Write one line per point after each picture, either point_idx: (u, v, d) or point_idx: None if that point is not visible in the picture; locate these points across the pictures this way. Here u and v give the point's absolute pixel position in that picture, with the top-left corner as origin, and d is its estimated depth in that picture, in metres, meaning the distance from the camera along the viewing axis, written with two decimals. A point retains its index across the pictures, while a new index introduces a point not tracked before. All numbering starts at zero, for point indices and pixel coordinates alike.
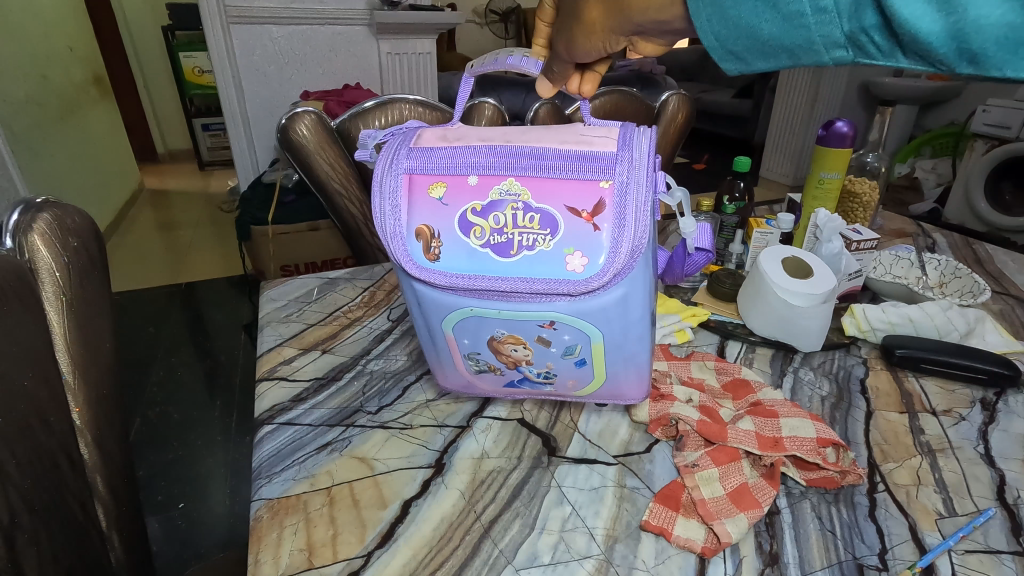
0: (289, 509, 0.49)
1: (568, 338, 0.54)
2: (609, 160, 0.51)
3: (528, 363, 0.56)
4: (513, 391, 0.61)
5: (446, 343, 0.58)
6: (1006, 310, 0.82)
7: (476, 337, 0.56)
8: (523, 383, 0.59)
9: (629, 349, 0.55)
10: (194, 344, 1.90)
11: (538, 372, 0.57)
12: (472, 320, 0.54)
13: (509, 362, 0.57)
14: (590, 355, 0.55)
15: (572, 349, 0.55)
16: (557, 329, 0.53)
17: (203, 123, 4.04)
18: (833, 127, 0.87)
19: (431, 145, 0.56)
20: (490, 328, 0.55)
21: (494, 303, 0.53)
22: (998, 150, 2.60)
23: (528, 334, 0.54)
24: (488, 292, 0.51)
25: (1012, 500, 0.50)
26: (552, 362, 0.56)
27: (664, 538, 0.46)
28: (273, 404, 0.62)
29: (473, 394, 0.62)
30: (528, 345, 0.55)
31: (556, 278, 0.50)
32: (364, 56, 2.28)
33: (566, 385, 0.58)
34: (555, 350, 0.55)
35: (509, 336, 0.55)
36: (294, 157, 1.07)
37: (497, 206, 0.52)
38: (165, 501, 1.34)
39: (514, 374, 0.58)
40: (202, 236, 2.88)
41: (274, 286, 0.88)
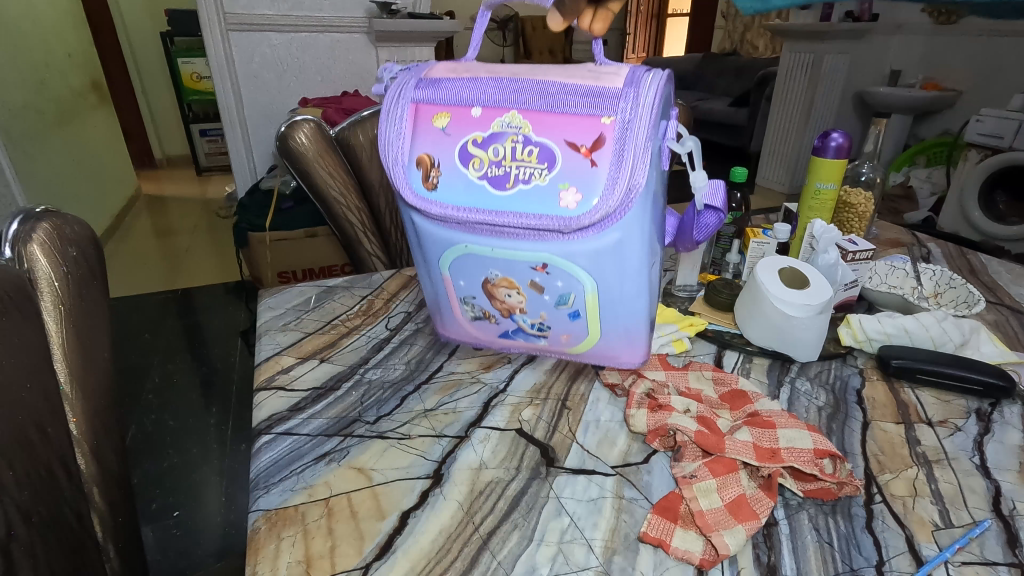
0: (286, 521, 0.49)
1: (561, 285, 0.57)
2: (613, 96, 0.52)
3: (522, 310, 0.62)
4: (510, 341, 0.67)
5: (447, 283, 0.64)
6: (1002, 320, 0.82)
7: (472, 279, 0.61)
8: (517, 333, 0.65)
9: (624, 309, 0.59)
10: (190, 351, 1.90)
11: (531, 322, 0.63)
12: (468, 257, 0.59)
13: (504, 307, 0.62)
14: (583, 307, 0.59)
15: (563, 299, 0.59)
16: (549, 273, 0.57)
17: (201, 128, 4.06)
18: (829, 138, 0.88)
19: (441, 75, 0.58)
20: (486, 270, 0.59)
21: (487, 240, 0.56)
22: (991, 159, 2.62)
23: (521, 277, 0.58)
24: (482, 227, 0.55)
25: (1007, 512, 0.50)
26: (546, 311, 0.61)
27: (662, 550, 0.46)
28: (271, 413, 0.62)
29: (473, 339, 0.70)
30: (520, 289, 0.59)
31: (547, 213, 0.52)
32: (363, 64, 2.30)
33: (560, 339, 0.64)
34: (548, 297, 0.59)
35: (502, 279, 0.59)
36: (293, 166, 1.07)
37: (497, 138, 0.54)
38: (159, 510, 1.33)
39: (508, 322, 0.64)
40: (199, 242, 2.87)
41: (272, 294, 0.88)
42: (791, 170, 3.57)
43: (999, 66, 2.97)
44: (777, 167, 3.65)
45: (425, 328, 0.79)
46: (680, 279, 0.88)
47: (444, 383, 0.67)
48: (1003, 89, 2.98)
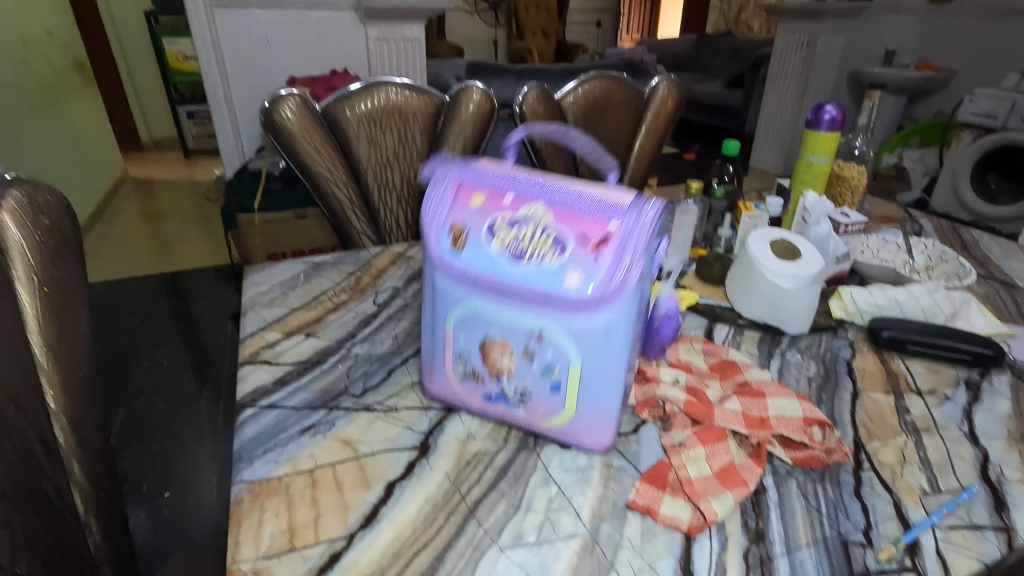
0: (270, 492, 0.48)
1: (550, 356, 0.49)
2: (631, 205, 0.47)
3: (508, 377, 0.52)
4: (488, 409, 0.55)
5: (440, 334, 0.54)
6: (993, 293, 0.82)
7: (468, 336, 0.53)
8: (499, 400, 0.53)
9: (603, 395, 0.49)
10: (180, 335, 1.88)
11: (515, 391, 0.52)
12: (466, 309, 0.51)
13: (493, 369, 0.52)
14: (566, 382, 0.50)
15: (553, 370, 0.49)
16: (541, 343, 0.49)
17: (188, 110, 3.99)
18: (823, 111, 0.86)
19: (487, 162, 0.55)
20: (482, 327, 0.51)
21: (493, 300, 0.49)
22: (985, 138, 2.63)
23: (515, 342, 0.50)
24: (491, 288, 0.49)
25: (995, 478, 0.50)
26: (529, 381, 0.51)
27: (650, 517, 0.46)
28: (255, 386, 0.61)
29: (449, 401, 0.57)
30: (513, 353, 0.50)
31: (553, 289, 0.46)
32: (351, 41, 2.25)
33: (538, 413, 0.52)
34: (534, 368, 0.50)
35: (496, 339, 0.51)
36: (279, 142, 1.05)
37: (522, 214, 0.49)
38: (149, 491, 1.32)
39: (493, 386, 0.53)
40: (188, 226, 2.83)
41: (258, 270, 0.86)
42: (785, 152, 3.56)
43: (994, 45, 2.95)
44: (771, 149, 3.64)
45: (413, 304, 0.78)
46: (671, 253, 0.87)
47: None
48: (998, 69, 2.96)
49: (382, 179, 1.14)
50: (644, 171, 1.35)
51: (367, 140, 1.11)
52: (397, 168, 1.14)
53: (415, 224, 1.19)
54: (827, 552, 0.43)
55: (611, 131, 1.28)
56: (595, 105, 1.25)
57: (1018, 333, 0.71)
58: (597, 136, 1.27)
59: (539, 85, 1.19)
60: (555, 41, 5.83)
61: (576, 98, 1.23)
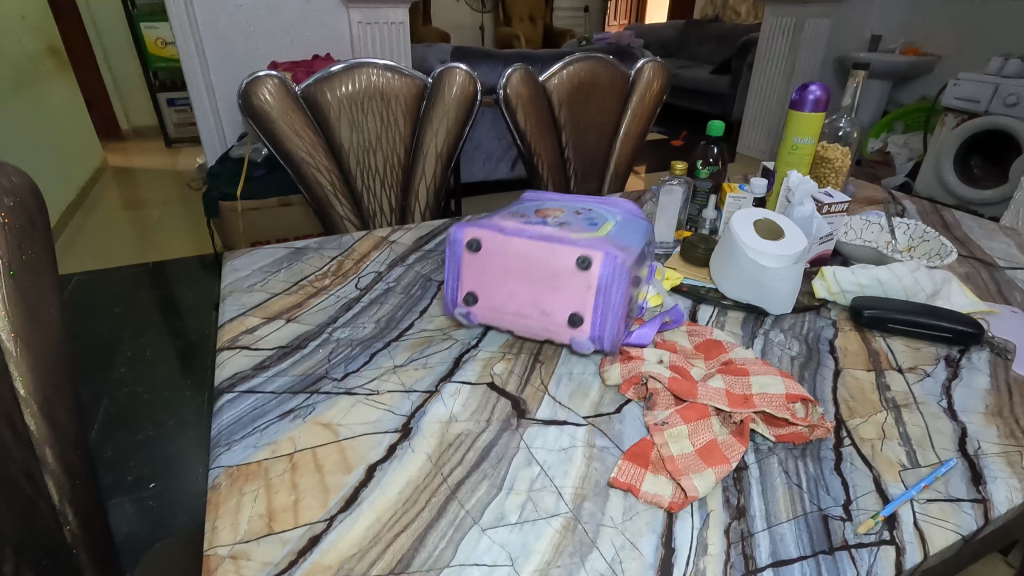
0: (249, 476, 0.47)
1: (596, 213, 0.67)
2: None
3: (555, 218, 0.65)
4: (519, 233, 0.62)
5: (501, 209, 0.70)
6: (973, 272, 0.83)
7: (528, 208, 0.69)
8: (536, 226, 0.63)
9: (631, 234, 0.63)
10: (164, 324, 1.86)
11: (556, 223, 0.64)
12: (534, 201, 0.72)
13: (541, 215, 0.66)
14: (601, 225, 0.64)
15: (592, 217, 0.66)
16: (592, 209, 0.68)
17: (169, 98, 3.91)
18: (807, 91, 0.86)
19: None
20: (545, 204, 0.70)
21: (559, 199, 0.72)
22: (969, 123, 2.67)
23: (569, 208, 0.68)
24: (562, 198, 0.73)
25: (973, 451, 0.51)
26: (572, 221, 0.64)
27: (632, 495, 0.46)
28: (233, 372, 0.60)
29: (480, 230, 0.63)
30: (565, 211, 0.67)
31: (606, 200, 0.73)
32: (334, 25, 2.22)
33: (571, 229, 0.62)
34: (581, 216, 0.66)
35: (555, 205, 0.69)
36: (259, 125, 1.03)
37: None
38: (134, 482, 1.31)
39: (535, 221, 0.64)
40: (171, 215, 2.79)
41: (238, 256, 0.85)
42: (773, 137, 3.57)
43: (978, 29, 2.97)
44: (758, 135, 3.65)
45: (395, 288, 0.77)
46: (657, 236, 0.88)
47: (415, 339, 0.66)
48: (982, 53, 2.98)
49: (365, 163, 1.12)
50: (632, 156, 1.34)
51: (350, 123, 1.10)
52: (380, 151, 1.12)
53: (400, 209, 1.17)
54: (807, 527, 0.43)
55: (597, 115, 1.28)
56: (581, 88, 1.25)
57: (997, 311, 0.72)
58: (583, 120, 1.27)
59: (523, 67, 1.18)
60: (543, 27, 5.80)
61: (561, 80, 1.23)
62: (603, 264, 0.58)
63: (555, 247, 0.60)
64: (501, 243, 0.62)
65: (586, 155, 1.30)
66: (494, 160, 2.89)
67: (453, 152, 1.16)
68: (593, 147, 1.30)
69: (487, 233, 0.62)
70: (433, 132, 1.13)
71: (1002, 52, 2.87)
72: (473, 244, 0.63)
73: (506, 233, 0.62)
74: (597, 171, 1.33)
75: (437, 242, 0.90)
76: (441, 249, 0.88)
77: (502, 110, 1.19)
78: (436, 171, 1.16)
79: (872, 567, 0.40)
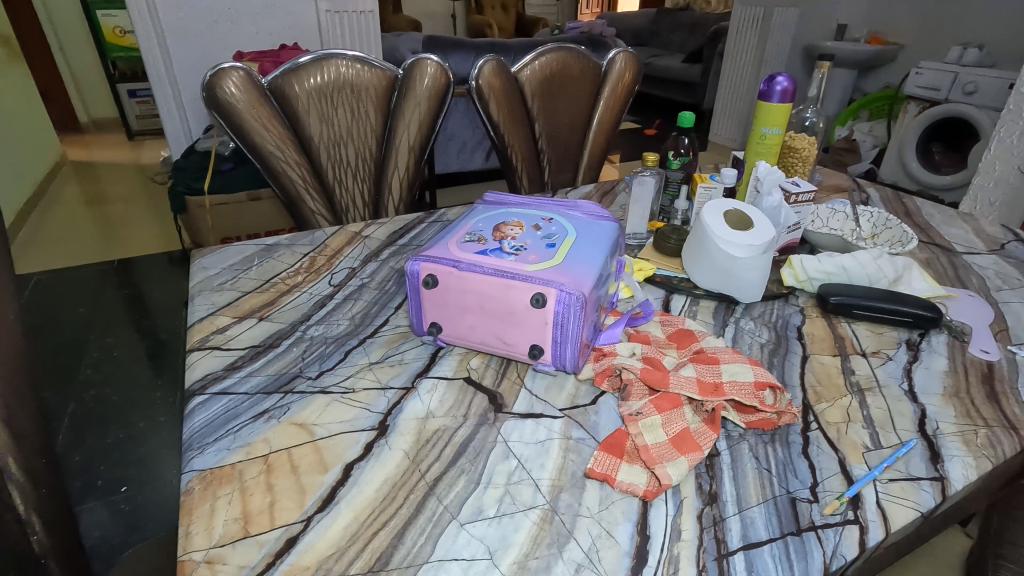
0: (223, 479, 0.46)
1: (556, 228, 0.64)
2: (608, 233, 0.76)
3: (513, 238, 0.62)
4: (477, 260, 0.58)
5: (459, 225, 0.67)
6: (933, 258, 0.86)
7: (488, 223, 0.66)
8: (494, 252, 0.60)
9: (592, 252, 0.61)
10: (132, 323, 1.81)
11: (513, 246, 0.61)
12: (494, 215, 0.69)
13: (499, 235, 0.63)
14: (561, 244, 0.61)
15: (552, 236, 0.63)
16: (551, 223, 0.66)
17: (129, 88, 3.78)
18: (775, 82, 0.87)
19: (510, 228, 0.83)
20: (504, 217, 0.67)
21: (519, 209, 0.70)
22: (930, 110, 2.74)
23: (529, 221, 0.66)
24: (523, 206, 0.71)
25: (931, 432, 0.53)
26: (531, 241, 0.62)
27: (608, 485, 0.46)
28: (204, 373, 0.59)
29: (434, 261, 0.59)
30: (524, 226, 0.65)
31: (567, 207, 0.70)
32: (301, 14, 2.16)
33: (528, 258, 0.58)
34: (540, 233, 0.63)
35: (514, 222, 0.66)
36: (224, 119, 1.00)
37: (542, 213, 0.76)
38: (106, 485, 1.28)
39: (493, 245, 0.61)
40: (135, 211, 2.70)
41: (207, 253, 0.83)
42: (743, 125, 3.62)
43: (937, 19, 3.06)
44: (729, 123, 3.70)
45: (370, 284, 0.76)
46: (630, 227, 0.89)
47: (390, 336, 0.65)
48: (941, 42, 3.07)
49: (336, 157, 1.10)
50: (604, 146, 1.34)
51: (319, 116, 1.08)
52: (351, 144, 1.11)
53: (373, 203, 1.15)
54: (776, 510, 0.45)
55: (570, 106, 1.28)
56: (553, 79, 1.24)
57: (955, 295, 0.75)
58: (556, 111, 1.27)
59: (495, 58, 1.18)
60: (515, 15, 5.76)
61: (533, 71, 1.23)
62: (559, 299, 0.54)
63: (510, 283, 0.55)
64: (457, 279, 0.58)
65: (559, 146, 1.30)
66: (468, 151, 2.87)
67: (425, 144, 1.15)
68: (566, 138, 1.30)
69: (442, 269, 0.58)
70: (405, 125, 1.12)
71: (961, 42, 2.96)
72: (429, 280, 0.59)
73: (461, 268, 0.57)
74: (570, 161, 1.33)
75: (412, 236, 0.90)
76: (415, 244, 0.87)
77: (474, 101, 1.18)
78: (409, 164, 1.15)
79: (838, 546, 0.42)
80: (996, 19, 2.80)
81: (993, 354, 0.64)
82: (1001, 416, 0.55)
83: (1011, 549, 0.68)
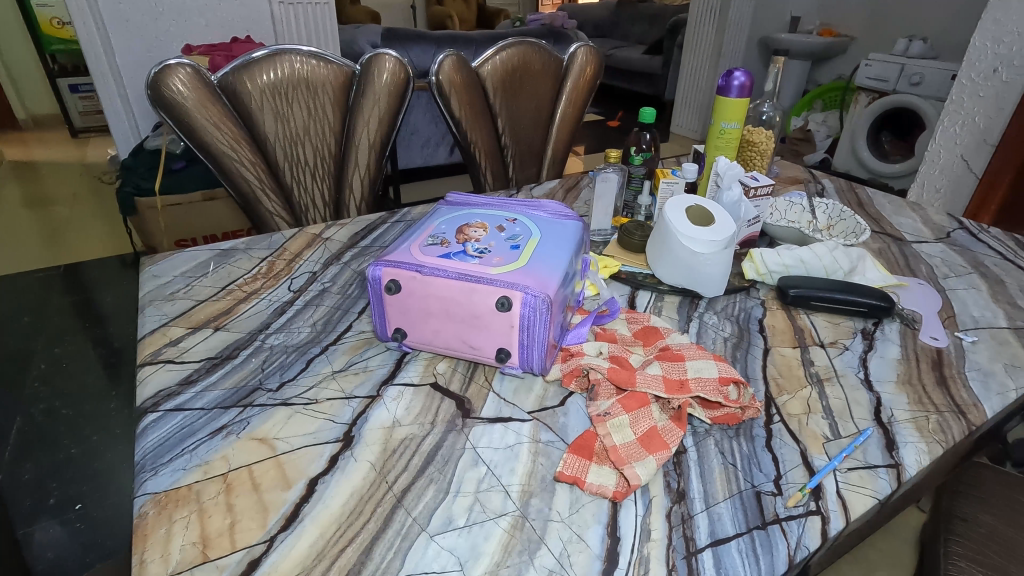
0: (178, 502, 0.45)
1: (519, 229, 0.64)
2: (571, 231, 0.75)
3: (477, 240, 0.61)
4: (441, 264, 0.57)
5: (421, 227, 0.65)
6: (885, 248, 0.89)
7: (450, 225, 0.65)
8: (458, 255, 0.59)
9: (557, 252, 0.60)
10: (82, 332, 1.72)
11: (478, 248, 0.60)
12: (456, 217, 0.67)
13: (462, 237, 0.62)
14: (524, 245, 0.61)
15: (516, 237, 0.62)
16: (515, 224, 0.65)
17: (71, 83, 3.59)
18: (732, 77, 0.88)
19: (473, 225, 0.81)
20: (467, 219, 0.66)
21: (481, 210, 0.69)
22: (880, 101, 2.84)
23: (493, 222, 0.65)
24: (486, 207, 0.70)
25: (887, 419, 0.55)
26: (494, 243, 0.61)
27: (578, 488, 0.46)
28: (157, 390, 0.56)
29: (397, 267, 0.57)
30: (487, 228, 0.64)
31: (530, 206, 0.70)
32: (253, 6, 2.09)
33: (492, 260, 0.58)
34: (504, 235, 0.63)
35: (478, 223, 0.65)
36: (172, 119, 0.95)
37: None
38: (59, 504, 1.22)
39: (457, 248, 0.60)
40: (82, 212, 2.57)
41: (158, 260, 0.79)
42: (703, 116, 3.68)
43: (885, 12, 3.16)
44: (690, 114, 3.75)
45: (331, 289, 0.74)
46: (595, 223, 0.89)
47: (354, 342, 0.64)
48: (889, 34, 3.18)
49: (293, 156, 1.07)
50: (568, 140, 1.35)
51: (274, 113, 1.04)
52: (309, 143, 1.08)
53: (334, 203, 1.13)
54: (742, 504, 0.45)
55: (532, 101, 1.27)
56: (514, 73, 1.23)
57: (906, 284, 0.78)
58: (519, 105, 1.26)
59: (455, 53, 1.16)
60: (476, 6, 5.71)
61: (494, 66, 1.21)
62: (524, 302, 0.54)
63: (474, 287, 0.55)
64: (420, 284, 0.57)
65: (522, 142, 1.29)
66: (431, 146, 2.83)
67: (386, 142, 1.13)
68: (530, 134, 1.29)
69: (405, 274, 0.57)
70: (365, 122, 1.09)
71: (907, 34, 3.07)
72: (392, 285, 0.57)
73: (423, 273, 0.56)
74: (534, 157, 1.32)
75: (374, 237, 0.88)
76: (378, 245, 0.86)
77: (435, 97, 1.16)
78: (370, 162, 1.13)
79: (802, 538, 0.43)
80: (939, 13, 2.92)
81: (942, 341, 0.67)
82: (951, 401, 0.57)
83: (962, 524, 0.72)
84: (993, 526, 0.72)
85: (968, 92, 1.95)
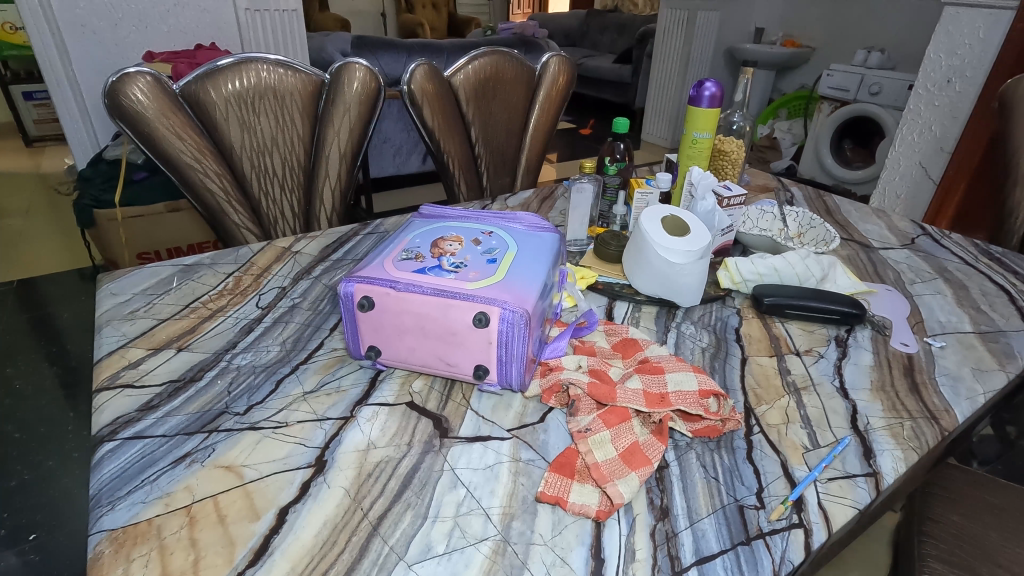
0: (138, 538, 0.42)
1: (495, 243, 0.63)
2: None
3: (452, 254, 0.60)
4: (416, 279, 0.56)
5: (396, 241, 0.64)
6: (853, 255, 0.91)
7: (426, 238, 0.64)
8: (433, 271, 0.57)
9: (534, 265, 0.59)
10: (37, 351, 1.64)
11: (453, 263, 0.58)
12: (431, 230, 0.66)
13: (438, 251, 0.61)
14: (501, 258, 0.60)
15: (493, 251, 0.61)
16: (490, 237, 0.65)
17: (24, 91, 3.46)
18: (703, 88, 0.89)
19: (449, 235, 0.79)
20: (442, 232, 0.65)
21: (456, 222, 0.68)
22: (843, 109, 2.93)
23: (468, 235, 0.64)
24: (461, 219, 0.69)
25: (863, 427, 0.55)
26: (469, 256, 0.60)
27: (560, 508, 0.45)
28: (115, 416, 0.53)
29: (371, 283, 0.56)
30: (463, 242, 0.63)
31: (505, 218, 0.69)
32: (219, 12, 2.04)
33: (468, 275, 0.56)
34: (479, 249, 0.62)
35: (452, 236, 0.64)
36: (130, 129, 0.91)
37: None
38: (11, 536, 1.15)
39: (432, 263, 0.59)
40: (35, 225, 2.46)
41: (117, 277, 0.76)
42: (674, 124, 3.74)
43: (844, 24, 3.28)
44: (660, 122, 3.81)
45: (301, 305, 0.72)
46: (570, 233, 0.89)
47: (326, 360, 0.62)
48: (848, 46, 3.30)
49: (260, 167, 1.04)
50: (542, 148, 1.34)
51: (240, 122, 1.01)
52: (276, 153, 1.05)
53: (304, 214, 1.11)
54: (725, 520, 0.45)
55: (505, 110, 1.27)
56: (487, 82, 1.22)
57: (875, 290, 0.79)
58: (490, 114, 1.25)
59: (427, 62, 1.15)
60: (446, 15, 5.75)
61: (467, 75, 1.20)
62: (502, 318, 0.52)
63: (450, 303, 0.53)
64: (394, 301, 0.55)
65: (496, 150, 1.28)
66: (404, 154, 2.82)
67: (358, 152, 1.11)
68: (503, 142, 1.29)
69: (379, 290, 0.55)
70: (335, 132, 1.07)
71: (865, 45, 3.20)
72: (364, 302, 0.56)
73: (397, 289, 0.55)
74: (508, 166, 1.32)
75: (346, 250, 0.86)
76: (350, 259, 0.83)
77: (407, 106, 1.15)
78: (341, 172, 1.10)
79: (786, 552, 0.42)
80: (895, 26, 3.05)
81: (912, 347, 0.68)
82: (924, 407, 0.58)
83: (933, 525, 0.73)
84: (962, 526, 0.73)
85: (925, 102, 2.03)
